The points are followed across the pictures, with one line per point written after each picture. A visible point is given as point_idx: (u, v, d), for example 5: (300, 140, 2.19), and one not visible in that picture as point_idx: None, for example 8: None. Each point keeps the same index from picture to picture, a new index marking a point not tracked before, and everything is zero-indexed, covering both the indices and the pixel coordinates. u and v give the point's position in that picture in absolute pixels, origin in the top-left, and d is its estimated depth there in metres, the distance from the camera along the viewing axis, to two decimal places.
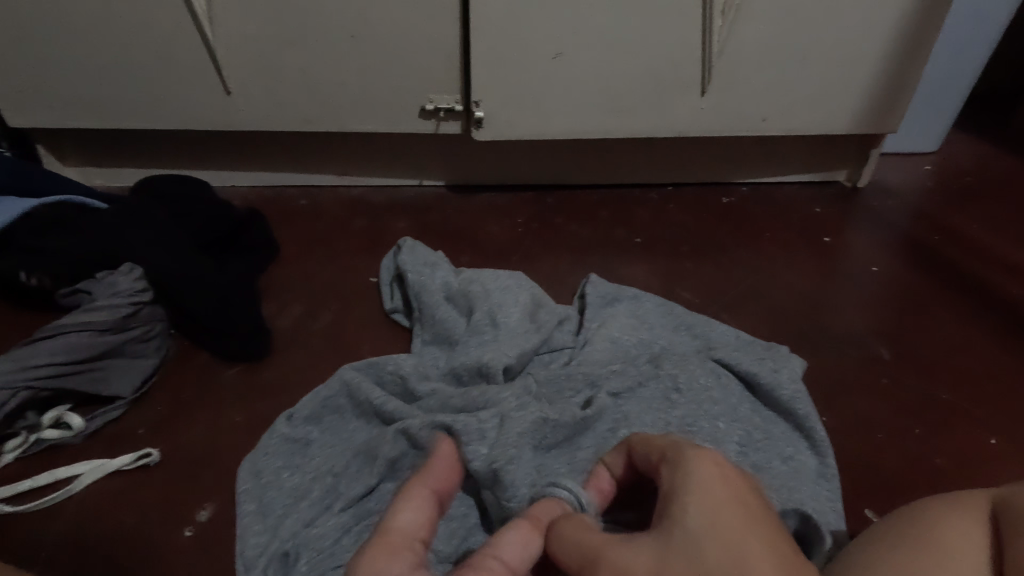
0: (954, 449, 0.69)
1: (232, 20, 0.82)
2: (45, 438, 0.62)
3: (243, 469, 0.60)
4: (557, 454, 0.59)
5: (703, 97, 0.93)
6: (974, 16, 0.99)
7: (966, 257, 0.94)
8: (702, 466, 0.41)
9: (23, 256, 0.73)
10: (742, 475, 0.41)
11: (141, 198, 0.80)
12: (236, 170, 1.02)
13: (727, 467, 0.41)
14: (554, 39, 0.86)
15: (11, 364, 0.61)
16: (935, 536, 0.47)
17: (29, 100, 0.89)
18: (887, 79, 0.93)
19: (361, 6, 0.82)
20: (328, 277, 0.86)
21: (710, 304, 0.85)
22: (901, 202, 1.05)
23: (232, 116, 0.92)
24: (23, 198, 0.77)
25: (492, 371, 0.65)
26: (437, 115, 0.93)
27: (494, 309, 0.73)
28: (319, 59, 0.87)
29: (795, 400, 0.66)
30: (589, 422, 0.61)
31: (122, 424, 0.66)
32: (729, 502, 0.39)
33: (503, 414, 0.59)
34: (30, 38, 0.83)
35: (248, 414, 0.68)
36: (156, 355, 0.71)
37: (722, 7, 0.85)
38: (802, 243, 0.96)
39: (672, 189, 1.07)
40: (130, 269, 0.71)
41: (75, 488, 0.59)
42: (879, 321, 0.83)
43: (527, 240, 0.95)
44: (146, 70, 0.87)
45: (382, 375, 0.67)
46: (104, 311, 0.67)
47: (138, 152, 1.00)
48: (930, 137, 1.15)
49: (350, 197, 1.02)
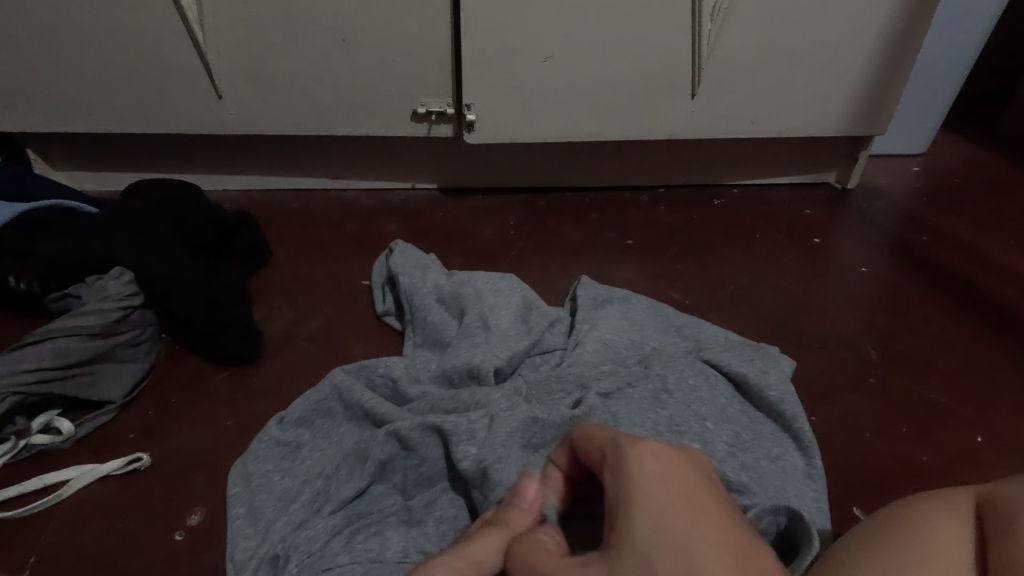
0: (941, 449, 0.69)
1: (228, 28, 0.84)
2: (35, 443, 0.63)
3: (234, 473, 0.61)
4: None
5: (692, 99, 0.94)
6: (961, 17, 1.01)
7: (954, 257, 0.94)
8: (637, 462, 0.39)
9: (15, 260, 0.75)
10: (681, 466, 0.39)
11: (132, 202, 0.81)
12: (230, 174, 1.04)
13: (662, 460, 0.39)
14: (544, 42, 0.87)
15: (1, 369, 0.63)
16: (919, 532, 0.45)
17: (24, 105, 0.91)
18: (876, 79, 0.94)
19: (354, 13, 0.84)
20: (320, 281, 0.88)
21: (698, 306, 0.86)
22: (891, 202, 1.05)
23: (227, 121, 0.94)
24: (15, 203, 0.78)
25: (482, 372, 0.66)
26: (428, 118, 0.94)
27: (485, 311, 0.74)
28: (314, 66, 0.89)
29: (781, 401, 0.66)
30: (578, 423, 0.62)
31: (113, 429, 0.67)
32: (673, 504, 0.36)
33: (493, 414, 0.60)
34: (29, 45, 0.86)
35: (239, 418, 0.69)
36: (145, 359, 0.72)
37: (711, 10, 0.85)
38: (792, 244, 0.97)
39: (663, 191, 1.08)
40: (120, 273, 0.72)
41: (65, 493, 0.61)
42: (868, 321, 0.83)
43: (517, 242, 0.96)
44: (142, 76, 0.89)
45: (372, 377, 0.68)
46: (94, 316, 0.68)
47: (131, 157, 1.02)
48: (918, 139, 1.16)
49: (343, 201, 1.04)
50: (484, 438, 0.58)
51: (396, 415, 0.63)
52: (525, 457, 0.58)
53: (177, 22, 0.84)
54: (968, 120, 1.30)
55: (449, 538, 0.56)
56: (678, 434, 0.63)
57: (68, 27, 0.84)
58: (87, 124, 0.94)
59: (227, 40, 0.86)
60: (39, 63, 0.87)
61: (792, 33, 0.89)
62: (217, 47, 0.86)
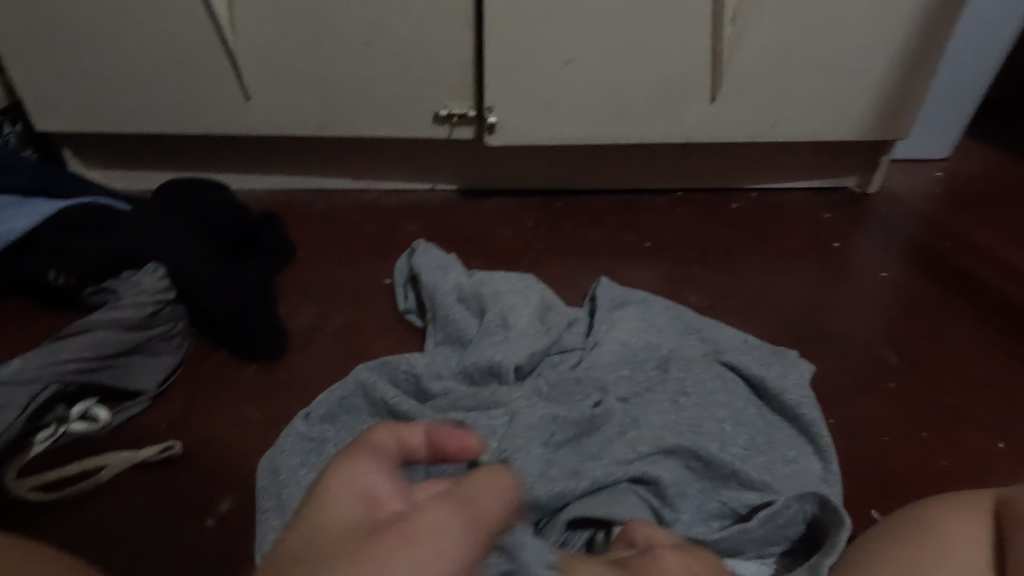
0: (961, 456, 0.69)
1: (257, 31, 0.87)
2: (74, 430, 0.66)
3: (262, 466, 0.63)
4: (567, 451, 0.62)
5: (712, 103, 0.95)
6: (985, 20, 1.00)
7: (978, 264, 0.93)
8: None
9: (52, 256, 0.78)
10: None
11: (164, 202, 0.84)
12: (255, 174, 1.07)
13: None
14: (565, 46, 0.89)
15: (42, 359, 0.66)
16: (936, 535, 0.45)
17: (59, 105, 0.95)
18: (897, 84, 0.94)
19: (379, 17, 0.86)
20: (344, 279, 0.90)
21: (715, 308, 0.86)
22: (913, 208, 1.05)
23: (255, 124, 0.96)
24: (52, 200, 0.82)
25: (503, 369, 0.68)
26: (451, 121, 0.96)
27: (505, 310, 0.75)
28: (339, 69, 0.91)
29: (800, 405, 0.66)
30: (595, 420, 0.64)
31: (146, 418, 0.70)
32: None
33: (514, 412, 0.63)
34: (65, 47, 0.89)
35: (266, 411, 0.71)
36: (176, 352, 0.75)
37: (732, 14, 0.86)
38: (811, 248, 0.97)
39: (682, 195, 1.08)
40: (154, 269, 0.75)
41: (102, 479, 0.63)
42: (889, 326, 0.83)
43: (537, 244, 0.98)
44: (173, 78, 0.92)
45: (395, 374, 0.69)
46: (129, 310, 0.71)
47: (160, 156, 1.05)
48: (940, 143, 1.15)
49: (365, 201, 1.06)
50: (506, 436, 0.60)
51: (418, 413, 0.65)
52: (547, 454, 0.61)
53: (208, 25, 0.86)
54: (994, 125, 1.28)
55: None
56: (696, 434, 0.63)
57: (106, 32, 0.87)
58: (121, 125, 0.97)
59: (256, 46, 0.88)
60: (77, 65, 0.91)
61: (813, 38, 0.89)
62: (247, 50, 0.89)
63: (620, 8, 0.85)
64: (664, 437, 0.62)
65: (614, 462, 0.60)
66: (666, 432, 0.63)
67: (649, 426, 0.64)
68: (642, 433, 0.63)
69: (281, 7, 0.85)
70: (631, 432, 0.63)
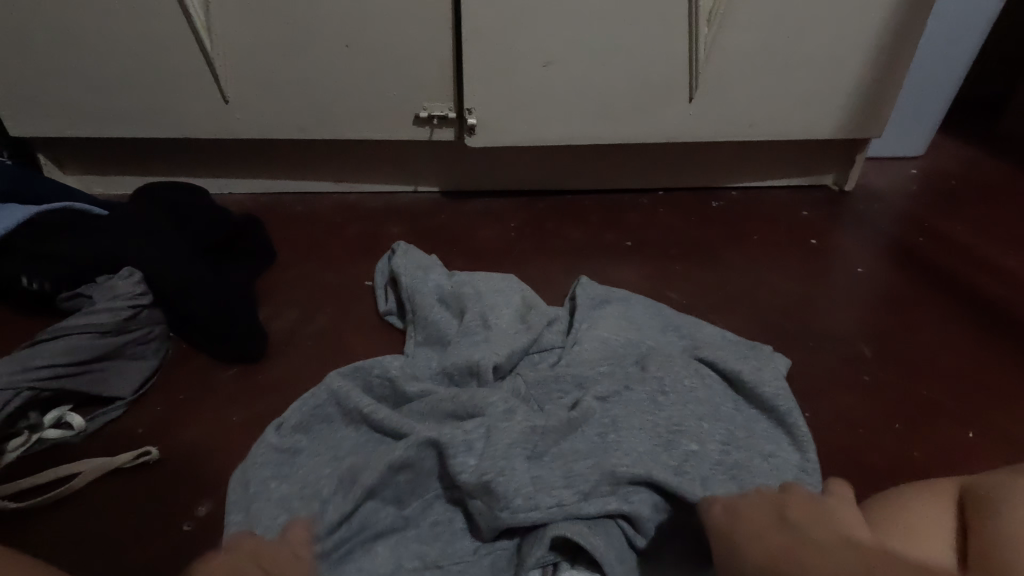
0: (934, 446, 0.70)
1: (234, 34, 0.86)
2: (48, 437, 0.65)
3: (232, 480, 0.62)
4: (549, 462, 0.60)
5: (691, 103, 0.96)
6: (955, 21, 1.02)
7: (952, 259, 0.95)
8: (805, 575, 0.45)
9: (27, 262, 0.77)
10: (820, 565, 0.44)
11: (140, 205, 0.83)
12: (236, 178, 1.06)
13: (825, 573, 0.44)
14: (543, 47, 0.89)
15: (15, 365, 0.65)
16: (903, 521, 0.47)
17: (33, 109, 0.94)
18: (870, 82, 0.95)
19: (357, 19, 0.86)
20: (325, 281, 0.89)
21: (695, 305, 0.87)
22: (889, 205, 1.06)
23: (234, 127, 0.96)
24: (25, 205, 0.81)
25: (481, 369, 0.68)
26: (431, 122, 0.96)
27: (486, 310, 0.75)
28: (318, 71, 0.91)
29: (777, 397, 0.67)
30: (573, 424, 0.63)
31: (122, 424, 0.69)
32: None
33: (490, 425, 0.61)
34: (38, 51, 0.88)
35: (246, 414, 0.71)
36: (154, 357, 0.74)
37: (708, 15, 0.87)
38: (789, 245, 0.98)
39: (662, 194, 1.09)
40: (130, 273, 0.74)
41: (76, 486, 0.62)
42: (864, 321, 0.85)
43: (519, 244, 0.98)
44: (149, 82, 0.91)
45: (370, 379, 0.69)
46: (105, 314, 0.71)
47: (138, 161, 1.05)
48: (914, 142, 1.17)
49: (347, 203, 1.06)
50: (484, 445, 0.60)
51: (394, 419, 0.65)
52: (531, 469, 0.59)
53: (184, 27, 0.85)
54: (967, 123, 1.31)
55: (445, 542, 0.59)
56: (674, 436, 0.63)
57: (79, 34, 0.86)
58: (97, 129, 0.96)
59: (234, 48, 0.88)
60: (50, 68, 0.90)
61: (788, 37, 0.90)
62: (225, 52, 0.88)
63: (597, 10, 0.86)
64: (643, 442, 0.62)
65: (596, 468, 0.60)
66: (645, 436, 0.63)
67: (627, 429, 0.64)
68: (621, 438, 0.63)
69: (259, 9, 0.84)
70: (610, 436, 0.63)
